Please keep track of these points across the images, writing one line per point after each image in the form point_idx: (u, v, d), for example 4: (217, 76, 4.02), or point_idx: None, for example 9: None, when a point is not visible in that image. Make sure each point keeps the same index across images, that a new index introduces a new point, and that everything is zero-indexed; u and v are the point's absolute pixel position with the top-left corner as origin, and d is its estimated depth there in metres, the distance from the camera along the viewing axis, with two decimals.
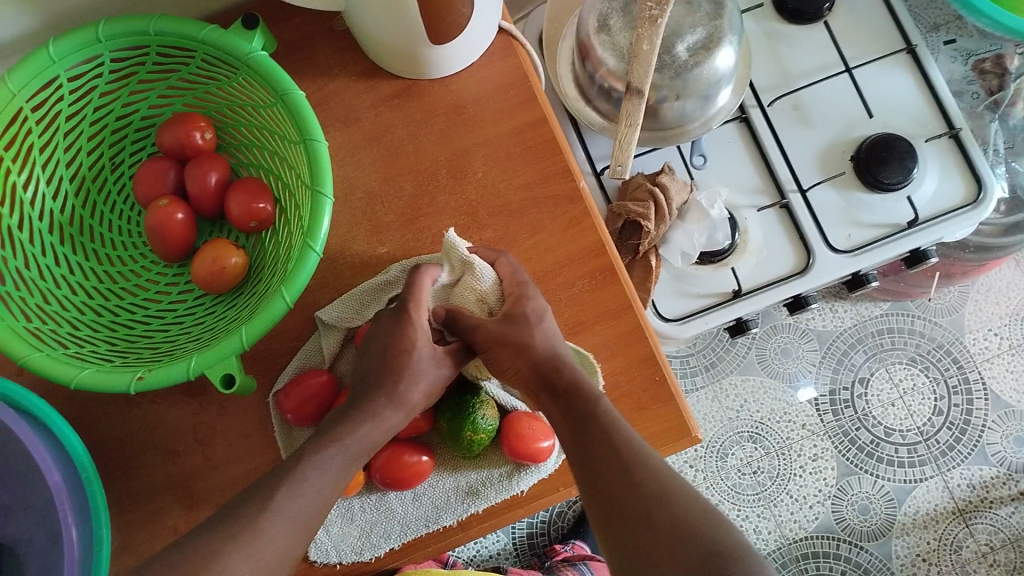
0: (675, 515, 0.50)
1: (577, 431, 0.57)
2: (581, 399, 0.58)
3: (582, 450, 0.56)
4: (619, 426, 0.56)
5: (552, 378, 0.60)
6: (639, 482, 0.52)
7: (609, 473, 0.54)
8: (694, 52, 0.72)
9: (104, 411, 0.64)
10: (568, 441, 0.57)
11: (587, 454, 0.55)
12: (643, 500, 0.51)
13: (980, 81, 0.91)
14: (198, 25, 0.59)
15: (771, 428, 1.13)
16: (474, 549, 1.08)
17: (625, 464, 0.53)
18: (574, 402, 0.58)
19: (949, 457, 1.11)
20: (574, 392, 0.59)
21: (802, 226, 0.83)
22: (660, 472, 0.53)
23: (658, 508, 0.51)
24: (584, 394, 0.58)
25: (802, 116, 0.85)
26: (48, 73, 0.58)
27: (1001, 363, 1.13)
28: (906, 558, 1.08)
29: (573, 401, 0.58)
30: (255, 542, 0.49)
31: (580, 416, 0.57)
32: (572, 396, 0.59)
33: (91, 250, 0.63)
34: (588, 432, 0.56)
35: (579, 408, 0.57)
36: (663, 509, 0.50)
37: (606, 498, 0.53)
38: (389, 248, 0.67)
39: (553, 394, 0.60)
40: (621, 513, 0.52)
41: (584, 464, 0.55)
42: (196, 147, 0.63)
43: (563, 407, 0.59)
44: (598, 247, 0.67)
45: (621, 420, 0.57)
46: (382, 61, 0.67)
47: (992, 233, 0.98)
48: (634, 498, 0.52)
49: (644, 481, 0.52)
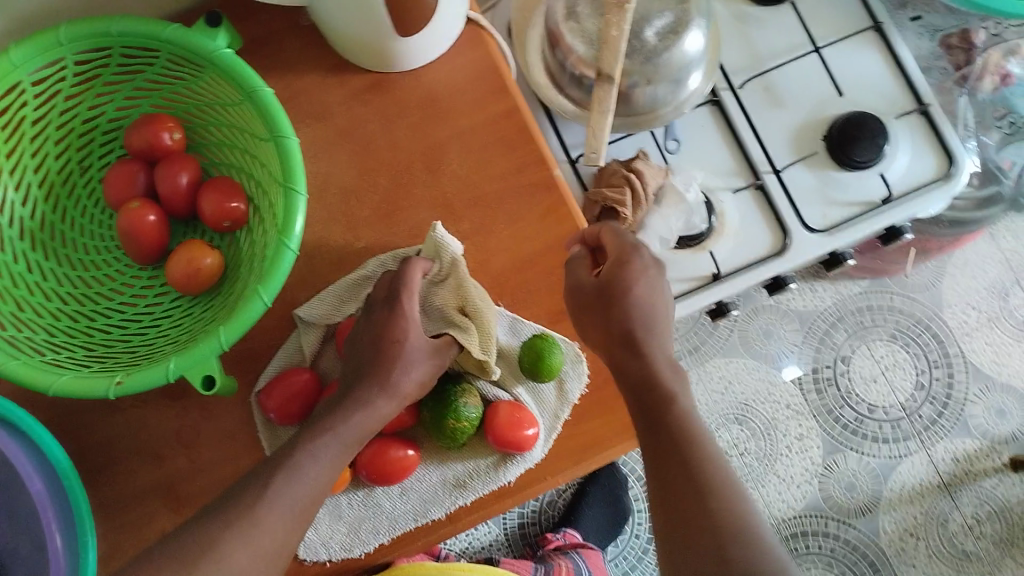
0: (728, 510, 0.51)
1: (655, 412, 0.56)
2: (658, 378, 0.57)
3: (649, 424, 0.55)
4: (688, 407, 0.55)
5: (634, 339, 0.58)
6: (698, 468, 0.52)
7: (670, 452, 0.53)
8: (664, 36, 0.72)
9: (84, 418, 0.63)
10: (638, 406, 0.57)
11: (652, 426, 0.55)
12: (696, 486, 0.52)
13: (948, 57, 0.92)
14: (161, 24, 0.58)
15: (757, 409, 1.14)
16: (466, 541, 1.09)
17: (687, 448, 0.53)
18: (645, 367, 0.57)
19: (932, 431, 1.13)
20: (650, 367, 0.57)
21: (777, 207, 0.83)
22: (717, 462, 0.53)
23: (711, 500, 0.51)
24: (654, 363, 0.57)
25: (773, 98, 0.86)
26: (11, 78, 0.57)
27: (980, 336, 1.15)
28: (893, 532, 1.10)
29: (644, 370, 0.57)
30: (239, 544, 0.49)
31: (654, 386, 0.56)
32: (642, 361, 0.57)
33: (64, 255, 0.63)
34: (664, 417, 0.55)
35: (646, 378, 0.57)
36: (718, 503, 0.51)
37: (662, 474, 0.53)
38: (366, 243, 0.67)
39: (626, 364, 0.58)
40: (676, 494, 0.52)
41: (649, 436, 0.55)
42: (166, 148, 0.62)
43: (633, 367, 0.58)
44: (575, 234, 0.67)
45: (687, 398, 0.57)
46: (351, 56, 0.67)
47: (967, 207, 0.99)
48: (692, 483, 0.52)
49: (701, 469, 0.53)
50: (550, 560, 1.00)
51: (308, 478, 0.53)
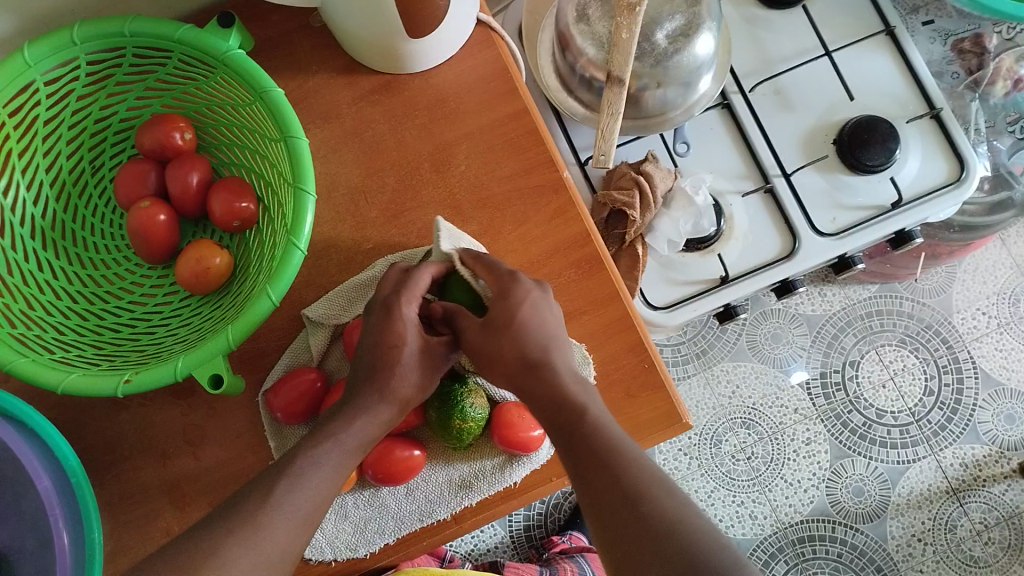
0: (687, 550, 0.48)
1: (561, 429, 0.55)
2: (556, 394, 0.56)
3: (584, 473, 0.53)
4: (618, 448, 0.53)
5: (540, 380, 0.57)
6: (645, 514, 0.50)
7: (613, 501, 0.51)
8: (674, 39, 0.72)
9: (93, 415, 0.63)
10: (564, 456, 0.54)
11: (584, 477, 0.53)
12: (650, 532, 0.49)
13: (960, 61, 0.91)
14: (173, 25, 0.59)
15: (764, 413, 1.13)
16: (471, 543, 1.09)
17: (629, 495, 0.51)
18: (565, 410, 0.55)
19: (941, 436, 1.12)
20: (548, 381, 0.56)
21: (787, 211, 0.83)
22: (667, 503, 0.50)
23: (669, 543, 0.48)
24: (575, 403, 0.55)
25: (784, 101, 0.86)
26: (23, 78, 0.58)
27: (990, 341, 1.14)
28: (901, 538, 1.09)
29: (560, 416, 0.55)
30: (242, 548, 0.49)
31: (574, 436, 0.54)
32: (560, 409, 0.55)
33: (74, 254, 0.63)
34: (573, 432, 0.54)
35: (568, 426, 0.54)
36: (676, 545, 0.48)
37: (609, 527, 0.51)
38: (374, 243, 0.67)
39: (531, 381, 0.57)
40: (627, 545, 0.49)
41: (586, 489, 0.53)
42: (177, 148, 0.62)
43: (553, 417, 0.55)
44: (583, 237, 0.67)
45: (618, 436, 0.54)
46: (362, 57, 0.67)
47: (977, 212, 0.99)
48: (642, 531, 0.49)
49: (652, 513, 0.50)
50: (555, 564, 1.00)
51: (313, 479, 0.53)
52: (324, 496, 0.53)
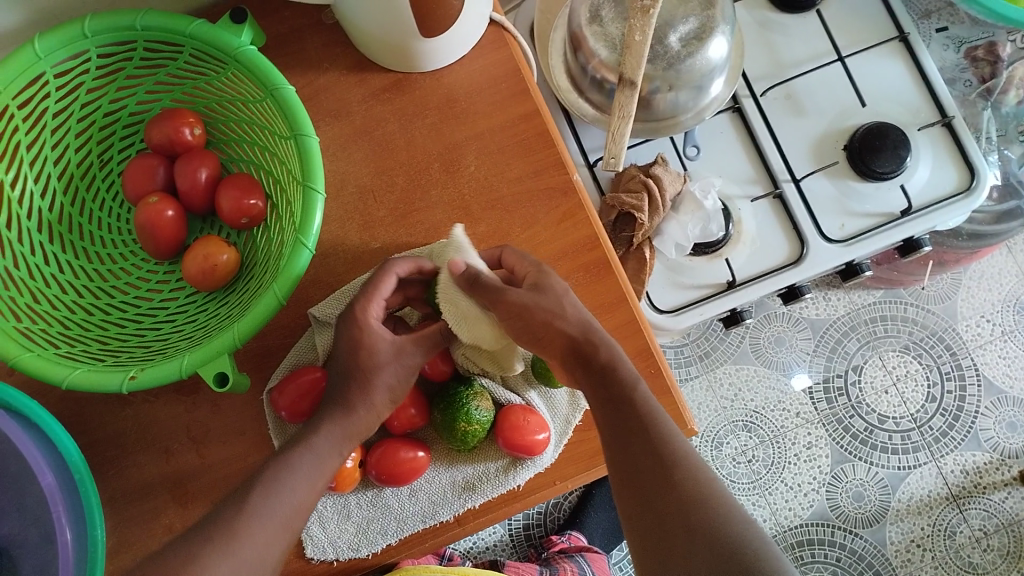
0: (716, 522, 0.47)
1: (614, 416, 0.54)
2: (614, 380, 0.55)
3: (622, 438, 0.53)
4: (655, 418, 0.53)
5: (589, 354, 0.57)
6: (678, 482, 0.50)
7: (647, 467, 0.51)
8: (687, 42, 0.72)
9: (97, 410, 0.63)
10: (602, 421, 0.55)
11: (620, 443, 0.53)
12: (680, 501, 0.49)
13: (973, 69, 0.91)
14: (185, 20, 0.58)
15: (766, 417, 1.13)
16: (471, 541, 1.09)
17: (664, 463, 0.51)
18: (608, 379, 0.55)
19: (942, 443, 1.12)
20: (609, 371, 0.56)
21: (796, 216, 0.82)
22: (702, 475, 0.50)
23: (697, 514, 0.48)
24: (621, 374, 0.55)
25: (795, 105, 0.85)
26: (33, 69, 0.58)
27: (994, 349, 1.14)
28: (900, 543, 1.09)
29: (605, 383, 0.55)
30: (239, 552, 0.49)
31: (616, 403, 0.54)
32: (604, 376, 0.56)
33: (80, 248, 0.63)
34: (622, 417, 0.54)
35: (615, 392, 0.55)
36: (703, 517, 0.48)
37: (640, 492, 0.51)
38: (382, 243, 0.66)
39: (586, 368, 0.56)
40: (657, 511, 0.49)
41: (620, 454, 0.53)
42: (186, 143, 0.62)
43: (596, 381, 0.56)
44: (592, 240, 0.66)
45: (655, 409, 0.54)
46: (373, 56, 0.67)
47: (986, 221, 0.98)
48: (671, 499, 0.49)
49: (684, 484, 0.50)
50: (554, 563, 1.00)
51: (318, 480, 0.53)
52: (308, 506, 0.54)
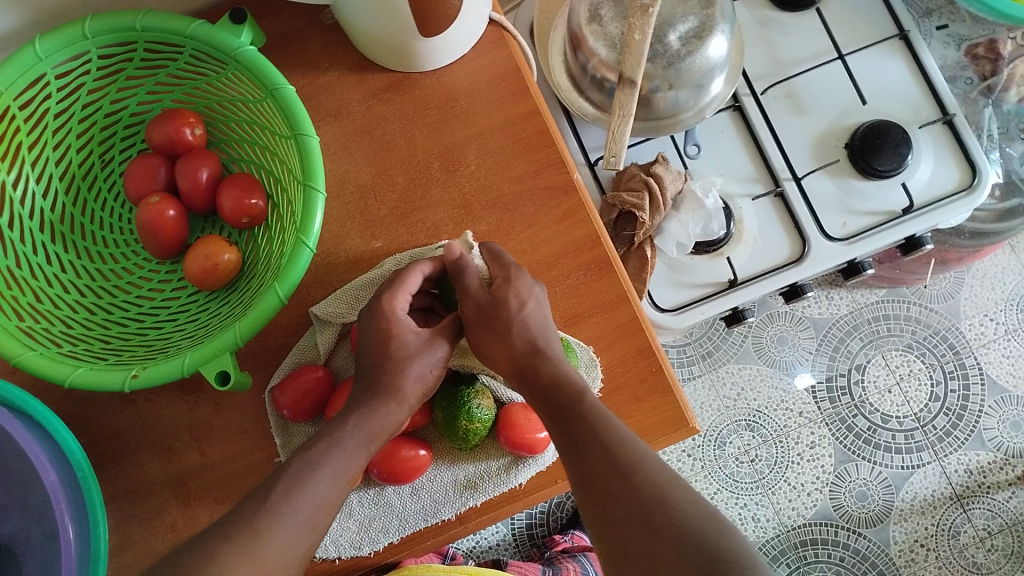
0: (675, 518, 0.48)
1: (568, 434, 0.55)
2: (563, 395, 0.57)
3: (575, 449, 0.54)
4: (605, 426, 0.54)
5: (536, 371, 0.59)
6: (635, 484, 0.50)
7: (604, 473, 0.52)
8: (687, 41, 0.72)
9: (100, 409, 0.63)
10: (557, 436, 0.57)
11: (575, 457, 0.54)
12: (641, 502, 0.49)
13: (973, 67, 0.90)
14: (186, 20, 0.59)
15: (769, 416, 1.13)
16: (473, 540, 1.09)
17: (620, 467, 0.52)
18: (556, 394, 0.58)
19: (945, 443, 1.11)
20: (555, 388, 0.58)
21: (797, 215, 0.82)
22: (657, 476, 0.51)
23: (657, 512, 0.48)
24: (568, 389, 0.57)
25: (795, 104, 0.85)
26: (34, 70, 0.58)
27: (997, 348, 1.14)
28: (904, 543, 1.09)
29: (556, 399, 0.57)
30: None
31: (566, 417, 0.56)
32: (553, 394, 0.58)
33: (83, 248, 0.63)
34: (576, 433, 0.55)
35: (565, 407, 0.57)
36: (664, 514, 0.48)
37: (601, 499, 0.51)
38: (383, 242, 0.67)
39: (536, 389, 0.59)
40: (619, 515, 0.50)
41: (576, 467, 0.54)
42: (186, 143, 0.62)
43: (546, 398, 0.58)
44: (592, 238, 0.66)
45: (605, 419, 0.55)
46: (374, 55, 0.67)
47: (987, 219, 0.98)
48: (631, 502, 0.50)
49: (642, 486, 0.50)
50: (557, 563, 1.00)
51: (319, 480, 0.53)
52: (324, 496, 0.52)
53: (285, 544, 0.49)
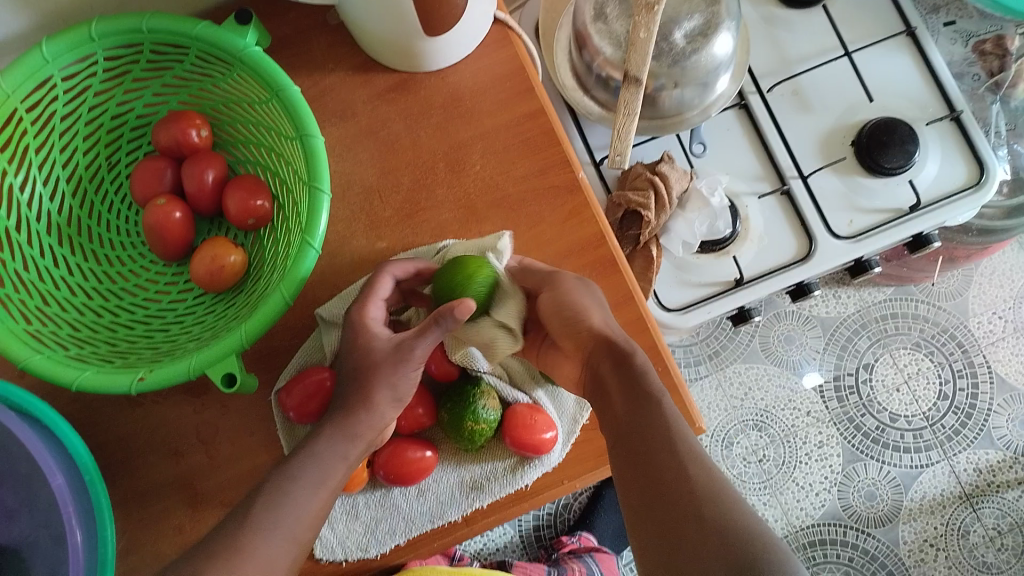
0: (727, 516, 0.45)
1: (635, 417, 0.53)
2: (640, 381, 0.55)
3: (638, 438, 0.52)
4: (676, 419, 0.52)
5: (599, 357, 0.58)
6: (692, 476, 0.48)
7: (660, 463, 0.50)
8: (692, 39, 0.72)
9: (106, 411, 0.63)
10: (618, 426, 0.54)
11: (631, 446, 0.52)
12: (692, 495, 0.47)
13: (980, 63, 0.90)
14: (191, 22, 0.59)
15: (777, 416, 1.12)
16: (480, 542, 1.08)
17: (680, 458, 0.49)
18: (636, 385, 0.55)
19: (955, 441, 1.11)
20: (630, 371, 0.56)
21: (803, 213, 0.82)
22: (716, 475, 0.49)
23: (709, 507, 0.46)
24: (648, 382, 0.55)
25: (802, 101, 0.85)
26: (41, 73, 0.58)
27: (1006, 346, 1.13)
28: (914, 543, 1.08)
29: (623, 383, 0.56)
30: (250, 553, 0.49)
31: (638, 405, 0.54)
32: (631, 385, 0.55)
33: (89, 250, 0.63)
34: (643, 416, 0.53)
35: (634, 391, 0.55)
36: (716, 510, 0.46)
37: (651, 487, 0.49)
38: (388, 243, 0.67)
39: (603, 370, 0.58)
40: (665, 506, 0.47)
41: (632, 455, 0.52)
42: (192, 145, 0.62)
43: (624, 389, 0.55)
44: (598, 238, 0.66)
45: (673, 414, 0.53)
46: (378, 56, 0.67)
47: (995, 216, 0.97)
48: (683, 494, 0.47)
49: (697, 477, 0.48)
50: (564, 563, 0.99)
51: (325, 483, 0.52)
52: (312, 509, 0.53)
53: (274, 552, 0.50)
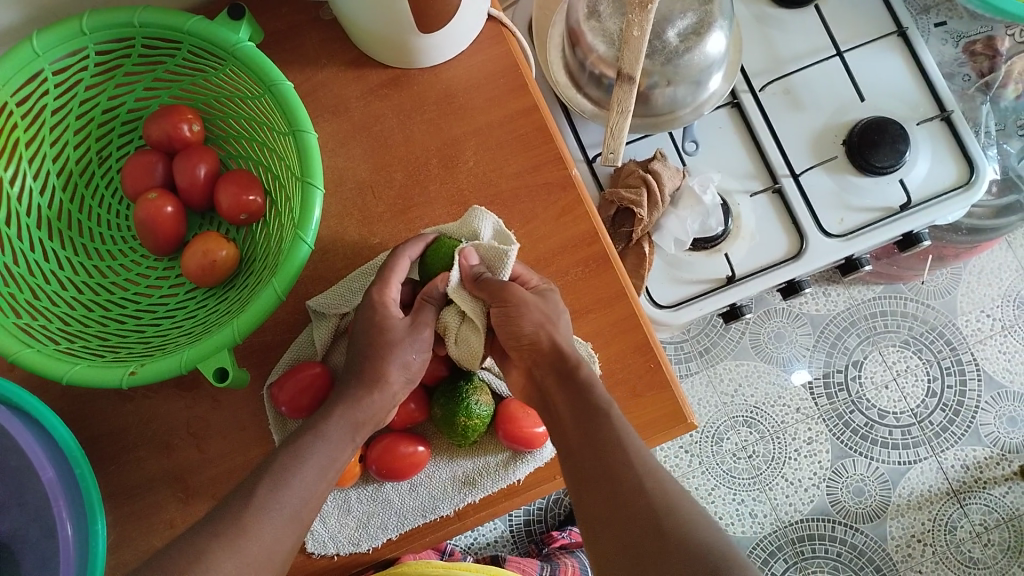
0: (684, 527, 0.48)
1: (585, 428, 0.55)
2: (589, 394, 0.56)
3: (590, 453, 0.54)
4: (624, 431, 0.54)
5: (567, 370, 0.58)
6: (649, 491, 0.50)
7: (613, 477, 0.52)
8: (685, 37, 0.72)
9: (98, 406, 0.63)
10: (569, 439, 0.56)
11: (582, 461, 0.54)
12: (650, 507, 0.50)
13: (971, 64, 0.91)
14: (183, 16, 0.58)
15: (766, 412, 1.13)
16: (471, 537, 1.09)
17: (637, 472, 0.52)
18: (583, 399, 0.56)
19: (942, 438, 1.12)
20: (585, 387, 0.57)
21: (795, 211, 0.82)
22: (669, 485, 0.51)
23: (667, 519, 0.49)
24: (594, 395, 0.56)
25: (793, 100, 0.85)
26: (31, 67, 0.58)
27: (994, 344, 1.14)
28: (900, 539, 1.09)
29: (580, 400, 0.56)
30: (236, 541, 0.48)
31: (588, 420, 0.55)
32: (578, 399, 0.56)
33: (80, 245, 0.63)
34: (595, 430, 0.54)
35: (586, 403, 0.56)
36: (674, 521, 0.48)
37: (609, 502, 0.51)
38: (380, 239, 0.67)
39: (560, 378, 0.58)
40: (626, 521, 0.50)
41: (585, 469, 0.53)
42: (184, 140, 0.62)
43: (570, 399, 0.57)
44: (590, 235, 0.67)
45: (623, 425, 0.54)
46: (372, 52, 0.67)
47: (985, 215, 0.98)
48: (642, 508, 0.50)
49: (654, 492, 0.50)
50: (555, 558, 1.00)
51: (303, 494, 0.52)
52: (310, 495, 0.53)
53: (270, 543, 0.49)
